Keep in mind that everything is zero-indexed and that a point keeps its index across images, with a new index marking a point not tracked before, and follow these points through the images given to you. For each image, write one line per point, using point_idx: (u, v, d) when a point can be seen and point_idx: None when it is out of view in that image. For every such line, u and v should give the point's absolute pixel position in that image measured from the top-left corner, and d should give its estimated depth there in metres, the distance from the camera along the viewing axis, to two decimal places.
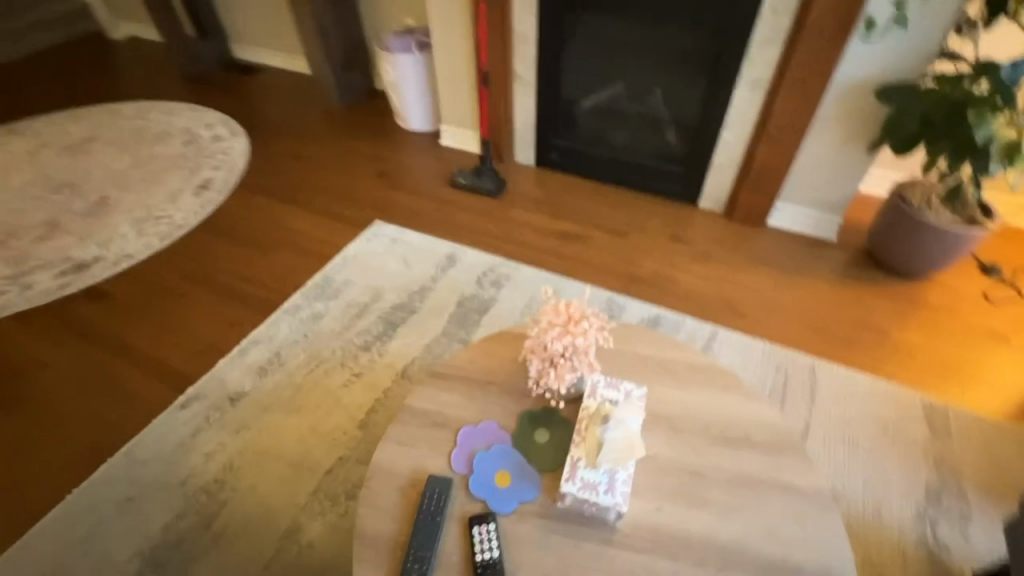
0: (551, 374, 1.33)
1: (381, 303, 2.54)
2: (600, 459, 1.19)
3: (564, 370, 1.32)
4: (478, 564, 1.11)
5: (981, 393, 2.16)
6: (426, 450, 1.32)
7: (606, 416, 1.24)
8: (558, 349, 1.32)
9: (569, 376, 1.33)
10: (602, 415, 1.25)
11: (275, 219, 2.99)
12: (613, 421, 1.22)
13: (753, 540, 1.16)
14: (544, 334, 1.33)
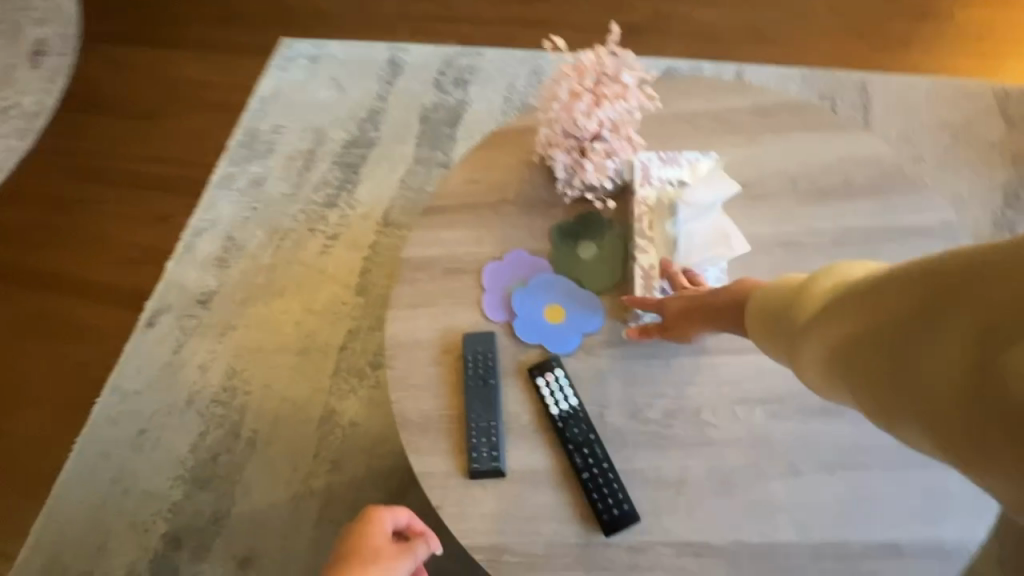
0: (587, 164, 0.99)
1: (329, 145, 2.02)
2: (681, 259, 0.96)
3: (604, 154, 0.99)
4: (555, 418, 0.91)
5: None
6: (449, 307, 1.03)
7: (678, 206, 0.96)
8: (592, 127, 0.97)
9: (609, 160, 0.99)
10: (671, 207, 0.97)
11: (152, 71, 2.27)
12: (690, 211, 0.96)
13: None
14: (568, 112, 0.97)
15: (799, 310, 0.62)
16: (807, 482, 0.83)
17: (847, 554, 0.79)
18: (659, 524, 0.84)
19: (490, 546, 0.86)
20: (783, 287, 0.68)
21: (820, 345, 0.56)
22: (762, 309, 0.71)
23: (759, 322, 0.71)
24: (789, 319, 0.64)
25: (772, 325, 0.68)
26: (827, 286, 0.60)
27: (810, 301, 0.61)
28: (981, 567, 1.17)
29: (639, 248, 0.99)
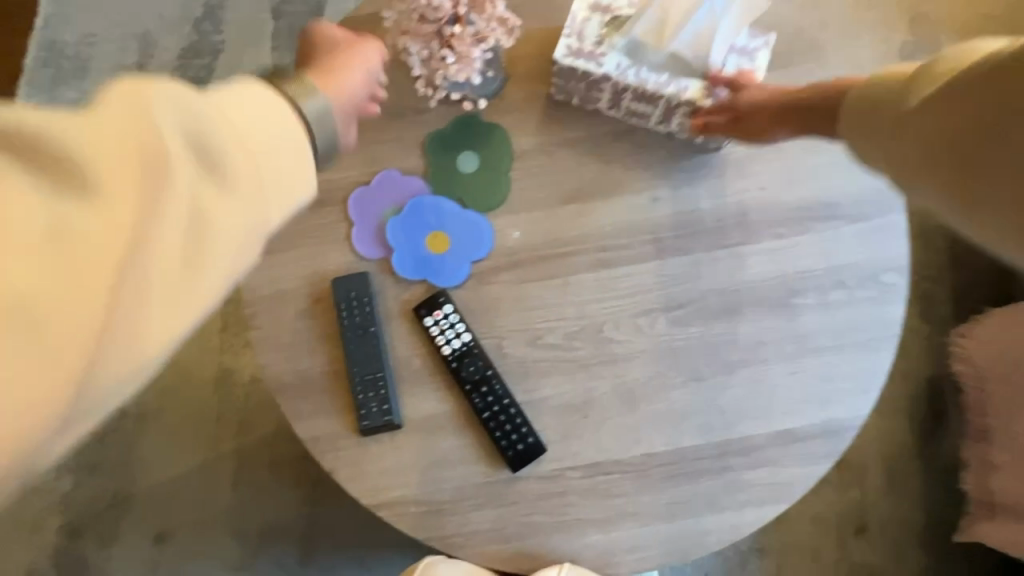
0: (446, 54, 0.80)
1: (160, 55, 1.63)
2: (713, 52, 0.80)
3: (465, 40, 0.80)
4: (448, 358, 0.82)
5: None
6: (313, 248, 0.87)
7: (637, 25, 0.79)
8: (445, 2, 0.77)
9: (471, 47, 0.81)
10: (634, 30, 0.79)
11: None
12: (655, 15, 0.79)
13: (778, 189, 0.87)
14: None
15: (905, 94, 0.60)
16: (710, 385, 0.81)
17: (748, 447, 0.80)
18: (566, 449, 0.80)
19: (394, 501, 0.80)
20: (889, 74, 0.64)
21: (926, 131, 0.56)
22: (854, 100, 0.67)
23: (847, 115, 0.67)
24: (889, 106, 0.61)
25: (865, 113, 0.65)
26: (950, 65, 0.57)
27: (920, 87, 0.58)
28: (867, 422, 1.29)
29: (652, 91, 0.80)
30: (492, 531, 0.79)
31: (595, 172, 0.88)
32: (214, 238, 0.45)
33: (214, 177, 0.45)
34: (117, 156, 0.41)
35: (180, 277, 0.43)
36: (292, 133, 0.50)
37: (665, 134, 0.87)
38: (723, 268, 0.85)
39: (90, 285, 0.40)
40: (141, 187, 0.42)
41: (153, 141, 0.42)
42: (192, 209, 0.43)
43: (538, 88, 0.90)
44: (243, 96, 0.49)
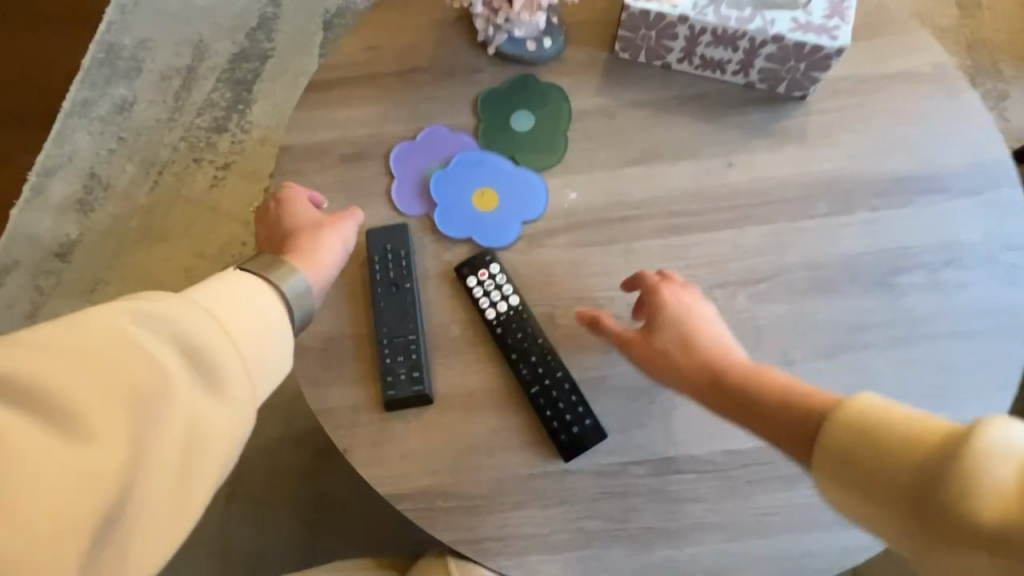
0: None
1: (212, 61, 1.66)
2: None
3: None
4: (493, 324, 0.70)
5: None
6: (349, 201, 0.80)
7: None
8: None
9: None
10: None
11: None
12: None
13: (869, 160, 0.77)
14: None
15: (949, 490, 0.41)
16: (803, 373, 0.68)
17: None
18: (630, 440, 0.66)
19: (418, 490, 0.66)
20: (906, 419, 0.45)
21: (984, 559, 0.39)
22: (844, 434, 0.47)
23: (833, 458, 0.47)
24: (923, 480, 0.42)
25: (863, 467, 0.46)
26: (1012, 465, 0.39)
27: (977, 473, 0.40)
28: None
29: (734, 30, 0.74)
30: (537, 536, 0.63)
31: (661, 135, 0.80)
32: (194, 455, 0.45)
33: (199, 391, 0.45)
34: (103, 387, 0.41)
35: (163, 491, 0.43)
36: (271, 323, 0.53)
37: (744, 86, 0.81)
38: (813, 242, 0.74)
39: (73, 525, 0.38)
40: (129, 413, 0.42)
41: (138, 370, 0.43)
42: (178, 430, 0.44)
43: (600, 50, 0.85)
44: (226, 292, 0.52)
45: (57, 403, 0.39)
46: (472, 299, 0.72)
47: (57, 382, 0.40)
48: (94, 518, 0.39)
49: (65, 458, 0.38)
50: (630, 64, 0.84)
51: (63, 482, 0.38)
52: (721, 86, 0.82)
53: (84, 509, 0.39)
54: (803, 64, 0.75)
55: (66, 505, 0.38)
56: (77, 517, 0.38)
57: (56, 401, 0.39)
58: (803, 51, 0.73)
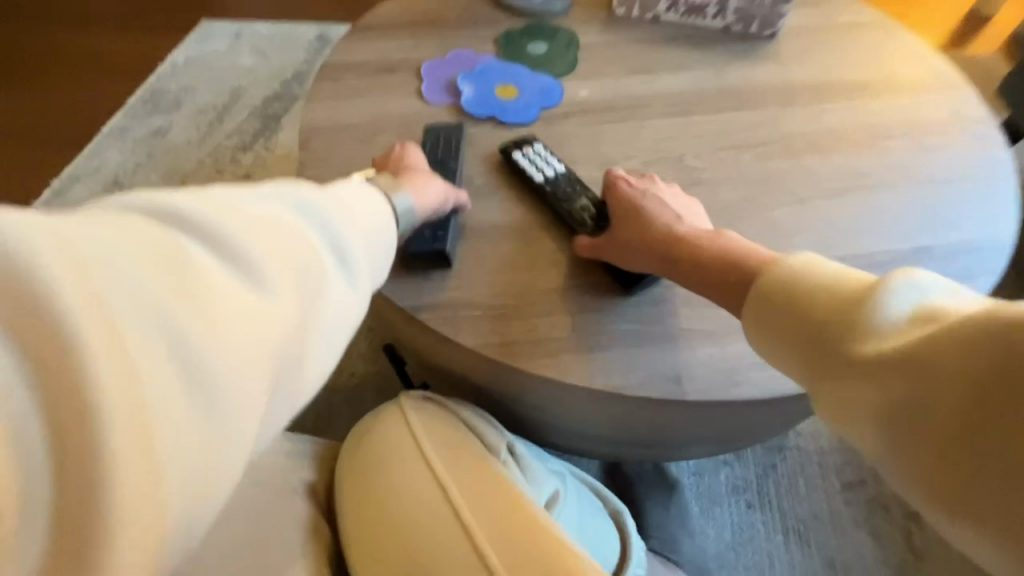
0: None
1: (247, 100, 1.87)
2: None
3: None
4: (541, 188, 0.72)
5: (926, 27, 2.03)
6: (383, 96, 0.88)
7: None
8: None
9: None
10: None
11: (47, 40, 2.06)
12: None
13: (839, 70, 0.89)
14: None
15: (843, 339, 0.46)
16: (814, 208, 0.71)
17: (876, 263, 0.66)
18: None
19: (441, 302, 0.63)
20: (819, 291, 0.50)
21: (872, 397, 0.43)
22: (762, 298, 0.54)
23: (760, 315, 0.53)
24: (829, 335, 0.47)
25: (787, 328, 0.51)
26: (897, 323, 0.44)
27: (864, 336, 0.45)
28: None
29: None
30: None
31: (657, 57, 0.93)
32: (327, 337, 0.46)
33: (333, 277, 0.46)
34: (272, 253, 0.41)
35: (302, 370, 0.44)
36: (386, 226, 0.54)
37: (723, 28, 0.97)
38: (802, 119, 0.82)
39: (246, 405, 0.38)
40: (285, 278, 0.42)
41: (293, 242, 0.43)
42: (318, 312, 0.44)
43: (601, 7, 1.01)
44: (350, 194, 0.53)
45: (229, 262, 0.39)
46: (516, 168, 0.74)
47: (234, 239, 0.40)
48: (254, 376, 0.38)
49: (236, 313, 0.38)
50: (626, 16, 1.00)
51: (234, 333, 0.37)
52: (703, 30, 0.97)
53: (250, 365, 0.38)
54: (769, 0, 0.92)
55: (237, 359, 0.37)
56: (244, 367, 0.37)
57: (231, 260, 0.39)
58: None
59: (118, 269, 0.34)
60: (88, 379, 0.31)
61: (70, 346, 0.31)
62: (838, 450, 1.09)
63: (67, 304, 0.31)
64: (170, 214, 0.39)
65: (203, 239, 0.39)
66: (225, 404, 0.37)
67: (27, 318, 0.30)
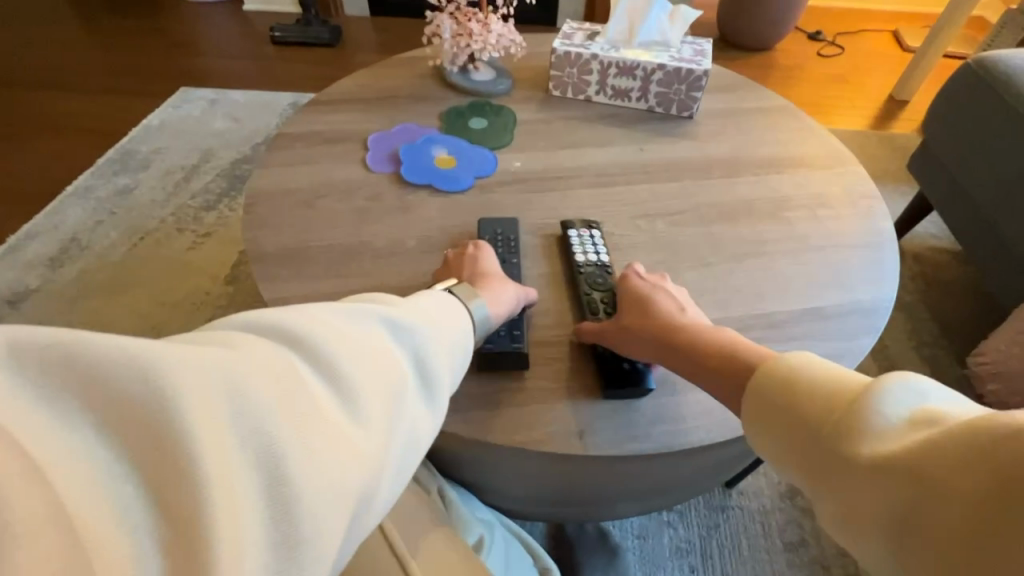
0: (473, 24, 1.03)
1: (216, 161, 1.92)
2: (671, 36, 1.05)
3: (488, 19, 1.03)
4: (577, 266, 0.75)
5: (849, 107, 2.25)
6: (329, 164, 0.93)
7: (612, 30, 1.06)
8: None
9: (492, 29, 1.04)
10: (610, 32, 1.06)
11: (23, 103, 2.12)
12: (623, 18, 1.05)
13: (748, 148, 0.99)
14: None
15: (842, 438, 0.42)
16: (719, 271, 0.77)
17: (775, 323, 0.71)
18: (570, 317, 0.70)
19: None
20: (821, 384, 0.46)
21: (866, 500, 0.39)
22: (767, 393, 0.50)
23: (762, 413, 0.50)
24: (815, 438, 0.44)
25: (784, 426, 0.48)
26: (895, 427, 0.40)
27: (862, 432, 0.41)
28: None
29: (632, 62, 1.03)
30: (481, 397, 0.62)
31: (587, 133, 1.02)
32: (405, 462, 0.44)
33: (412, 406, 0.44)
34: (368, 379, 0.40)
35: (378, 501, 0.41)
36: (460, 346, 0.53)
37: (647, 110, 1.07)
38: (714, 192, 0.90)
39: (338, 511, 0.36)
40: (375, 404, 0.41)
41: (386, 367, 0.42)
42: (401, 436, 0.43)
43: (539, 88, 1.11)
44: (425, 301, 0.54)
45: (330, 390, 0.39)
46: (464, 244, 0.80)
47: (334, 366, 0.39)
48: (331, 516, 0.36)
49: (331, 439, 0.37)
50: (561, 98, 1.10)
51: (323, 465, 0.36)
52: (630, 110, 1.08)
53: (332, 502, 0.36)
54: (685, 86, 1.03)
55: (322, 496, 0.35)
56: (327, 507, 0.36)
57: (333, 386, 0.39)
58: (682, 75, 1.02)
59: (237, 398, 0.33)
60: (186, 514, 0.30)
61: (181, 480, 0.31)
62: (781, 509, 1.10)
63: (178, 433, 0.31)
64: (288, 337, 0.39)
65: (313, 361, 0.39)
66: (302, 542, 0.34)
67: (153, 449, 0.30)
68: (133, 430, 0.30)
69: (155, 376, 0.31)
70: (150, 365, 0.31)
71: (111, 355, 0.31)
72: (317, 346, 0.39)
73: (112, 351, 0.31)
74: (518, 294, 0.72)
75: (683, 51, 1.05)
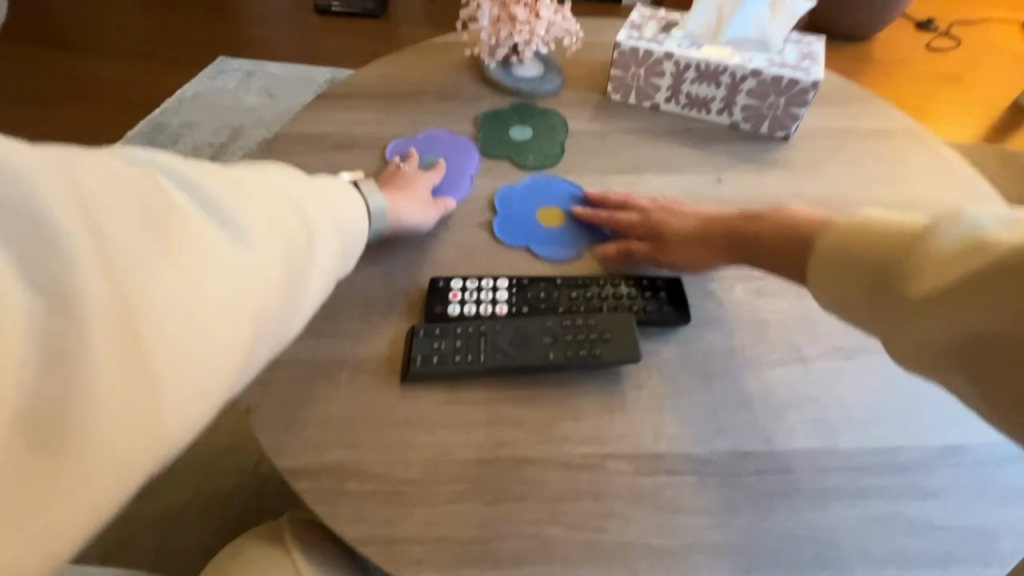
0: (518, 8, 0.83)
1: (245, 141, 1.82)
2: (773, 33, 0.82)
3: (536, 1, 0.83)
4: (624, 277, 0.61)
5: (964, 114, 1.89)
6: (333, 177, 0.78)
7: (694, 22, 0.84)
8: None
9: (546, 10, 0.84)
10: (690, 25, 0.84)
11: (61, 67, 2.06)
12: (709, 10, 0.83)
13: (858, 189, 0.77)
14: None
15: (908, 281, 0.42)
16: (820, 370, 0.57)
17: (900, 464, 0.51)
18: (610, 427, 0.52)
19: (332, 465, 0.50)
20: (885, 234, 0.45)
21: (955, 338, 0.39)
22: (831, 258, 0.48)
23: (823, 273, 0.49)
24: (890, 280, 0.44)
25: (851, 280, 0.47)
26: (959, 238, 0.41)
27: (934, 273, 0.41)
28: None
29: (716, 65, 0.81)
30: (478, 540, 0.46)
31: (649, 154, 0.82)
32: (281, 318, 0.44)
33: (293, 268, 0.45)
34: (237, 225, 0.42)
35: (279, 327, 0.44)
36: (358, 236, 0.55)
37: (730, 126, 0.85)
38: None
39: (224, 337, 0.39)
40: (248, 249, 0.42)
41: (269, 221, 0.44)
42: (283, 286, 0.44)
43: (595, 91, 0.91)
44: (320, 180, 0.54)
45: (199, 226, 0.39)
46: (502, 302, 0.59)
47: (212, 203, 0.41)
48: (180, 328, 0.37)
49: (189, 258, 0.38)
50: (621, 104, 0.89)
51: (178, 283, 0.37)
52: (707, 125, 0.86)
53: (182, 319, 0.37)
54: (783, 99, 0.81)
55: (176, 320, 0.36)
56: (218, 331, 0.39)
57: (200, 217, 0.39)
58: (781, 86, 0.79)
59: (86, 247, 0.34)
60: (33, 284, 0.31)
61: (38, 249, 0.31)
62: None
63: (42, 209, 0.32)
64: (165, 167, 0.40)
65: (192, 192, 0.40)
66: (151, 347, 0.35)
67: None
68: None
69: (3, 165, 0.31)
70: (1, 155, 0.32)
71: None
72: (181, 188, 0.39)
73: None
74: (546, 385, 0.54)
75: (784, 53, 0.81)
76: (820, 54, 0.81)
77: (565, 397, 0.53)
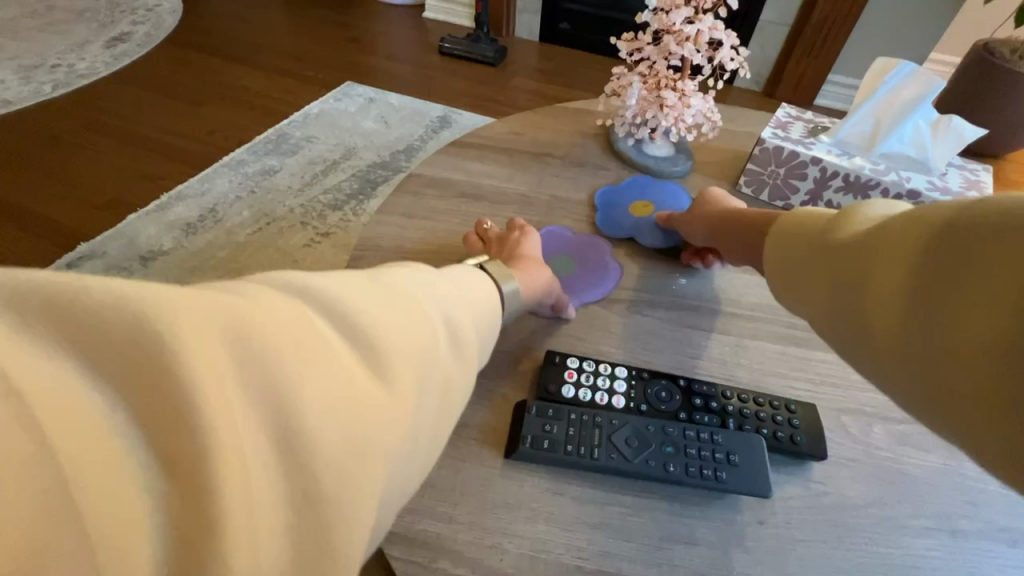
0: (667, 93, 0.84)
1: (355, 161, 1.93)
2: (935, 155, 0.77)
3: (687, 88, 0.84)
4: (757, 398, 0.57)
5: None
6: (455, 225, 0.80)
7: (848, 128, 0.80)
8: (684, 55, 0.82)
9: (693, 100, 0.84)
10: (841, 132, 0.80)
11: (213, 72, 2.29)
12: (866, 121, 0.80)
13: None
14: (672, 11, 0.80)
15: (829, 233, 0.49)
16: (973, 549, 0.50)
17: None
18: (727, 563, 0.47)
19: (426, 535, 0.47)
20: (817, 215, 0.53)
21: (842, 285, 0.44)
22: (780, 229, 0.56)
23: (773, 249, 0.56)
24: (810, 246, 0.51)
25: (787, 247, 0.54)
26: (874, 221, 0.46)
27: (847, 224, 0.48)
28: None
29: (867, 179, 0.77)
30: None
31: None
32: (425, 429, 0.39)
33: (434, 369, 0.40)
34: (377, 335, 0.36)
35: (417, 451, 0.39)
36: (489, 328, 0.49)
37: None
38: None
39: (371, 463, 0.34)
40: (391, 358, 0.36)
41: (409, 323, 0.39)
42: (425, 392, 0.39)
43: (725, 181, 0.89)
44: (455, 274, 0.50)
45: (346, 339, 0.35)
46: (619, 393, 0.56)
47: (347, 314, 0.36)
48: (334, 470, 0.32)
49: (334, 380, 0.32)
50: (752, 198, 0.86)
51: (327, 412, 0.32)
52: None
53: (333, 450, 0.32)
54: None
55: (324, 449, 0.31)
56: (365, 456, 0.33)
57: (345, 331, 0.35)
58: None
59: (239, 364, 0.30)
60: (178, 446, 0.27)
61: (183, 403, 0.27)
62: None
63: (184, 362, 0.28)
64: (302, 285, 0.36)
65: (328, 309, 0.35)
66: (302, 497, 0.31)
67: (142, 382, 0.27)
68: (129, 365, 0.27)
69: (147, 314, 0.28)
70: (145, 303, 0.28)
71: (93, 282, 0.28)
72: (335, 294, 0.36)
73: (108, 293, 0.27)
74: (660, 500, 0.50)
75: (945, 179, 0.77)
76: (986, 187, 0.76)
77: (679, 515, 0.49)
